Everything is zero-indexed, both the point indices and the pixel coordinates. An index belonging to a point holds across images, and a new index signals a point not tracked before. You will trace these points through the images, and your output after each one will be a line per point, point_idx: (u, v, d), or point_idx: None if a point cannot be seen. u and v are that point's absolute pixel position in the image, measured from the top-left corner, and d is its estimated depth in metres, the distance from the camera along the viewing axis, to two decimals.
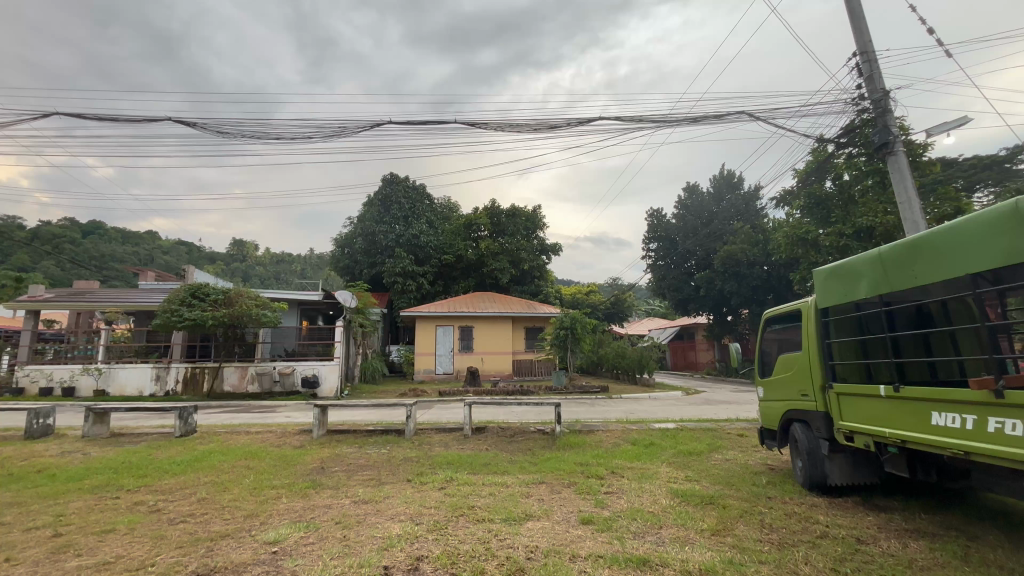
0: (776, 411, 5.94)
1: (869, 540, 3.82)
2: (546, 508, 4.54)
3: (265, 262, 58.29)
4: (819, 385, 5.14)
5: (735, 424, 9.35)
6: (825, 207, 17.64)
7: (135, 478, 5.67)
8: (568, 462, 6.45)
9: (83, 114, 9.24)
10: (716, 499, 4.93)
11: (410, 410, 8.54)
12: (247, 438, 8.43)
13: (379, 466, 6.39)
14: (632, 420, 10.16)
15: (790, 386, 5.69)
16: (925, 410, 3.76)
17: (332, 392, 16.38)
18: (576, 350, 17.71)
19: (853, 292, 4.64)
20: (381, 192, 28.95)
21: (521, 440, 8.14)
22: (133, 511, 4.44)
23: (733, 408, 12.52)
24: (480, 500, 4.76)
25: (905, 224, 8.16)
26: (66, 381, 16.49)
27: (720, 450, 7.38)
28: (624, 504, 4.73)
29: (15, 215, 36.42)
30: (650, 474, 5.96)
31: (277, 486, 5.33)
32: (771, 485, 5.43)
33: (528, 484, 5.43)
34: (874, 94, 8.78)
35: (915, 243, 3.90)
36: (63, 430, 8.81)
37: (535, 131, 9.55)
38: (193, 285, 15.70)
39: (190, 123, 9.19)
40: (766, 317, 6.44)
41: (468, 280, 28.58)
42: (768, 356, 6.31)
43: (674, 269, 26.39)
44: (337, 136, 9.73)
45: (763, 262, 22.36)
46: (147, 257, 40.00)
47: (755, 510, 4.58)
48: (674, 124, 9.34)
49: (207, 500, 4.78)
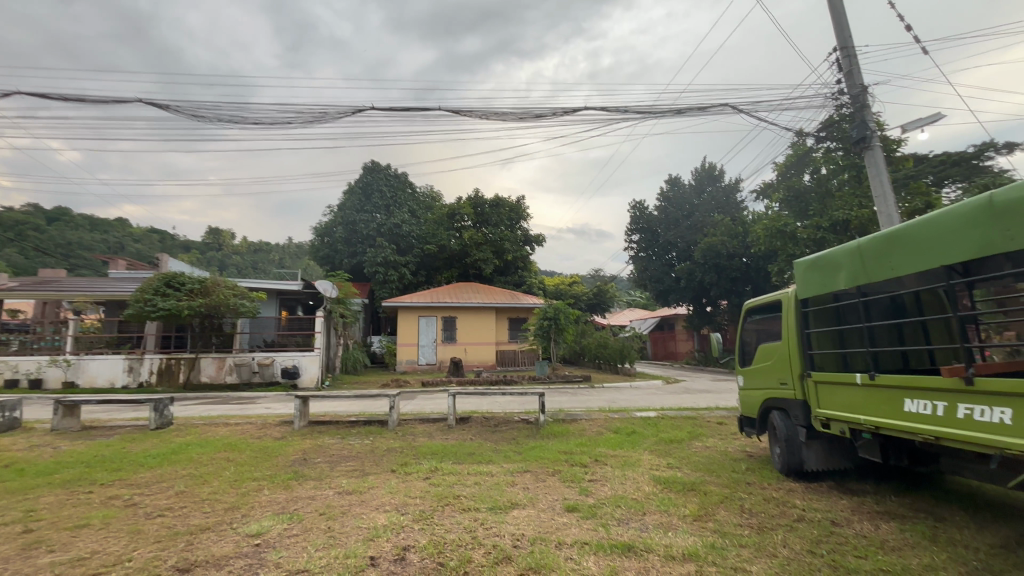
0: (756, 399, 6.08)
1: (843, 523, 3.95)
2: (532, 496, 4.58)
3: (242, 251, 56.96)
4: (798, 374, 5.25)
5: (714, 412, 9.55)
6: (803, 200, 17.99)
7: (108, 473, 5.51)
8: (553, 451, 6.49)
9: (47, 95, 8.79)
10: (698, 485, 5.03)
11: (393, 401, 8.45)
12: (226, 430, 8.25)
13: (363, 457, 6.33)
14: (614, 408, 10.27)
15: (770, 375, 5.80)
16: (898, 397, 3.88)
17: (313, 382, 16.14)
18: (559, 340, 17.81)
19: (832, 283, 4.69)
20: (361, 180, 28.45)
21: (505, 430, 8.17)
22: (107, 506, 4.31)
23: (712, 396, 12.75)
24: (465, 489, 4.76)
25: (880, 217, 8.39)
26: (32, 373, 15.86)
27: (700, 437, 7.54)
28: (608, 491, 4.79)
29: None
30: (633, 462, 6.04)
31: (259, 478, 5.24)
32: (750, 471, 5.56)
33: (513, 473, 5.46)
34: (853, 89, 8.93)
35: (893, 236, 3.97)
36: (31, 424, 8.49)
37: (521, 120, 9.44)
38: (166, 274, 15.19)
39: (163, 105, 8.81)
40: (746, 307, 6.55)
41: (451, 270, 28.39)
42: (749, 346, 6.41)
43: (656, 261, 26.68)
44: (317, 121, 9.44)
45: (743, 254, 22.71)
46: (117, 245, 38.64)
47: (735, 496, 4.69)
48: (658, 115, 9.36)
49: (185, 493, 4.66)
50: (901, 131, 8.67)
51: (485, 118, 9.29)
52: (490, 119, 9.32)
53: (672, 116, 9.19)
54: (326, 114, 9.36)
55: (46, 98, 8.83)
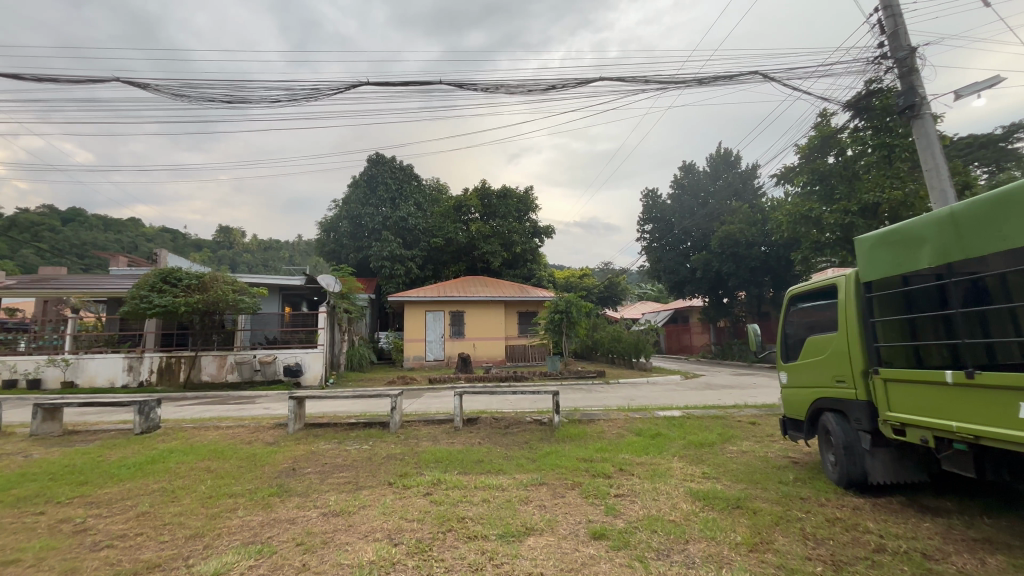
0: (803, 399, 5.30)
1: (937, 556, 3.20)
2: (550, 518, 3.87)
3: (253, 249, 56.93)
4: (860, 370, 4.44)
5: (744, 411, 8.77)
6: (828, 184, 16.92)
7: (72, 487, 4.90)
8: (570, 458, 5.76)
9: (19, 74, 8.15)
10: (743, 501, 4.29)
11: (394, 401, 7.78)
12: (215, 434, 7.64)
13: (359, 466, 5.68)
14: (633, 407, 9.52)
15: (820, 370, 5.01)
16: (1009, 401, 3.09)
17: (316, 379, 15.53)
18: (571, 334, 17.07)
19: (911, 262, 3.86)
20: (366, 173, 27.84)
21: (516, 432, 7.44)
22: (52, 532, 3.68)
23: (736, 393, 11.92)
24: (471, 509, 4.05)
25: (932, 194, 7.54)
26: (31, 372, 15.51)
27: (733, 440, 6.78)
28: (639, 511, 4.07)
29: None
30: (663, 471, 5.30)
31: (238, 494, 4.58)
32: (801, 483, 4.80)
33: (527, 487, 4.75)
34: (898, 52, 8.02)
35: (1003, 198, 3.12)
36: (12, 428, 7.97)
37: (531, 95, 8.64)
38: (163, 269, 14.67)
39: (141, 84, 8.11)
40: (791, 293, 5.77)
41: (459, 264, 27.67)
42: (794, 337, 5.62)
43: (670, 251, 25.76)
44: (309, 99, 8.65)
45: (763, 243, 21.67)
46: (131, 244, 38.68)
47: (791, 516, 3.95)
48: (681, 83, 8.50)
49: (147, 515, 4.02)
50: (955, 97, 7.77)
51: (491, 91, 8.50)
52: (496, 93, 8.52)
53: (695, 85, 8.34)
54: (318, 91, 8.51)
55: (19, 79, 8.21)
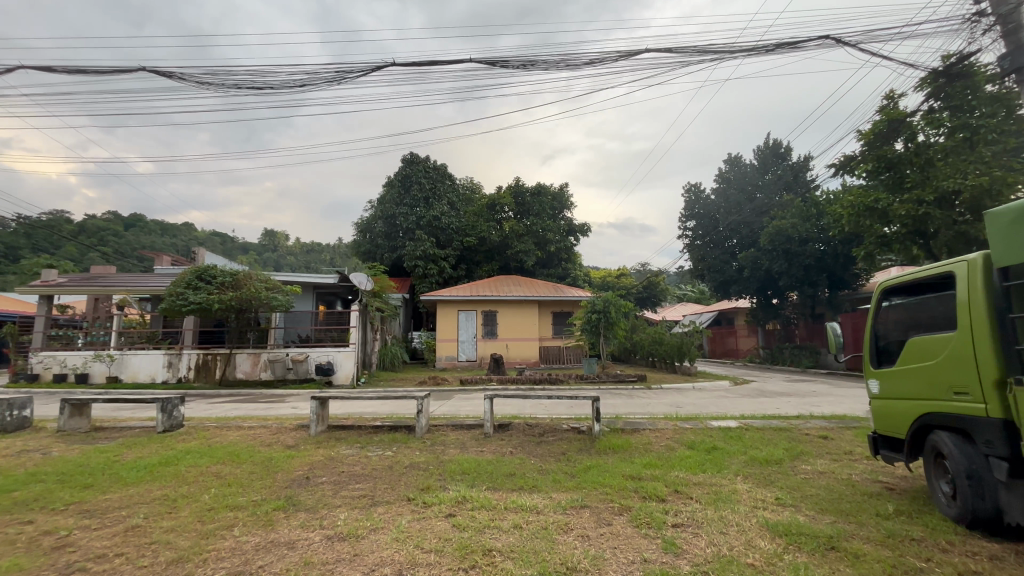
0: (903, 413, 4.36)
1: None
2: (596, 555, 3.16)
3: (295, 252, 58.61)
4: (992, 381, 3.48)
5: (810, 423, 7.76)
6: (898, 171, 15.19)
7: (75, 491, 4.58)
8: (614, 475, 5.02)
9: (51, 67, 8.09)
10: (838, 541, 3.42)
11: (421, 403, 7.23)
12: (236, 435, 7.32)
13: (377, 476, 5.12)
14: (682, 415, 8.59)
15: (929, 380, 4.06)
16: None
17: (348, 378, 15.37)
18: (609, 336, 16.17)
19: None
20: (400, 172, 27.83)
21: (552, 441, 6.76)
22: (29, 547, 3.28)
23: (797, 401, 10.77)
24: (500, 539, 3.38)
25: None
26: (79, 367, 16.07)
27: (805, 458, 5.83)
28: (706, 549, 3.29)
29: (64, 211, 37.54)
30: (727, 495, 4.46)
31: (242, 505, 4.12)
32: (911, 519, 3.86)
33: (565, 510, 4.04)
34: (1003, 6, 6.81)
35: None
36: (43, 423, 7.95)
37: (569, 70, 7.93)
38: (198, 267, 14.76)
39: (166, 73, 7.90)
40: (883, 286, 4.83)
41: (492, 263, 27.05)
42: (887, 340, 4.71)
43: (714, 249, 24.37)
44: (333, 83, 8.22)
45: (819, 240, 20.05)
46: (185, 248, 40.45)
47: (908, 565, 3.08)
48: (738, 52, 7.55)
49: (137, 530, 3.58)
50: None
51: (524, 68, 7.87)
52: (532, 71, 7.86)
53: (753, 54, 7.40)
54: (342, 74, 8.07)
55: (50, 72, 8.16)
